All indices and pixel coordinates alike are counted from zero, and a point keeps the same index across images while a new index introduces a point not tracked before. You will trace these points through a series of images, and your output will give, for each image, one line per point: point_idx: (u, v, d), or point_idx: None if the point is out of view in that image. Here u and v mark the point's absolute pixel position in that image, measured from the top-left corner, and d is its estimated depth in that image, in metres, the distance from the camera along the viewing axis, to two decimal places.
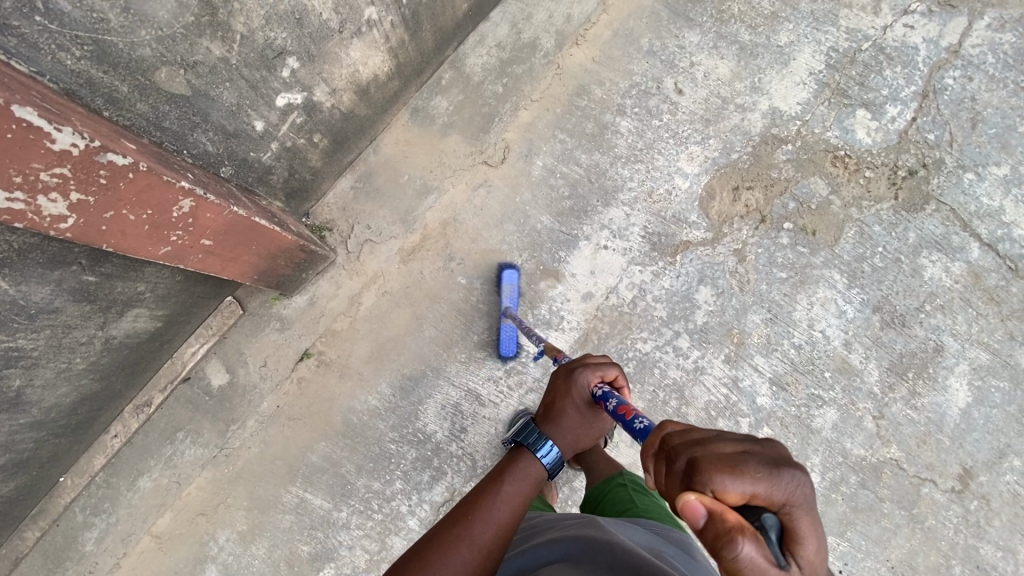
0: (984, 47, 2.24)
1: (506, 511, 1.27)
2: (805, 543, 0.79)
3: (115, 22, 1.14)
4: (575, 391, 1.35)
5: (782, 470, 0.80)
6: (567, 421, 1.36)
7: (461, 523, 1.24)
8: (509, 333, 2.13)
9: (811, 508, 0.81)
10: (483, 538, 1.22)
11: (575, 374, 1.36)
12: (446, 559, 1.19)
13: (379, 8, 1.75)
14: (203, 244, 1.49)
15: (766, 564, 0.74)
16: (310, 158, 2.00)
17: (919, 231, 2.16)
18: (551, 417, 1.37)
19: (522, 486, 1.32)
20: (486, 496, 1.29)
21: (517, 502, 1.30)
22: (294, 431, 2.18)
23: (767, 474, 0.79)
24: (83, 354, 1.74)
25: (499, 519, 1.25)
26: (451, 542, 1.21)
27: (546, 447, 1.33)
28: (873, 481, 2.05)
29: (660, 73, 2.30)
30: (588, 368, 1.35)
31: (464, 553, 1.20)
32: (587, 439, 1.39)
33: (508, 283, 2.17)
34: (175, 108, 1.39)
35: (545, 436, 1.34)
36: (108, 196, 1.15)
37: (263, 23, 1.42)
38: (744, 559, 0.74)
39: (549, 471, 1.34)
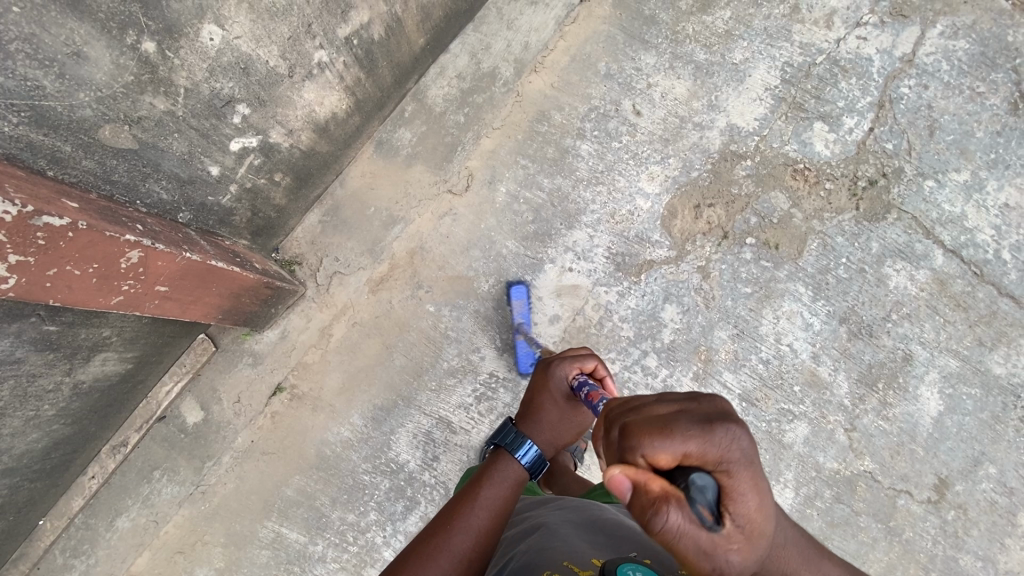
0: (938, 55, 2.26)
1: (483, 518, 1.31)
2: (743, 500, 0.84)
3: (51, 87, 1.19)
4: (553, 384, 1.44)
5: (713, 427, 0.87)
6: (547, 415, 1.44)
7: (442, 531, 1.29)
8: (524, 349, 2.21)
9: (750, 464, 0.86)
10: (462, 546, 1.26)
11: (553, 368, 1.46)
12: (427, 569, 1.23)
13: (329, 51, 1.79)
14: (158, 290, 1.52)
15: (698, 525, 0.81)
16: (274, 197, 2.04)
17: (882, 240, 2.16)
18: (532, 414, 1.46)
19: (500, 490, 1.36)
20: (465, 504, 1.34)
21: (495, 506, 1.34)
22: (269, 465, 2.20)
23: (698, 434, 0.85)
24: (51, 400, 1.77)
25: (477, 526, 1.29)
26: (434, 549, 1.26)
27: (524, 447, 1.39)
28: (847, 495, 2.04)
29: (618, 96, 2.34)
30: (565, 360, 1.44)
31: (445, 560, 1.24)
32: (568, 435, 1.46)
33: (517, 299, 2.23)
34: (123, 161, 1.43)
35: (523, 436, 1.41)
36: (49, 254, 1.18)
37: (207, 75, 1.46)
38: (675, 521, 0.81)
39: (529, 469, 1.39)
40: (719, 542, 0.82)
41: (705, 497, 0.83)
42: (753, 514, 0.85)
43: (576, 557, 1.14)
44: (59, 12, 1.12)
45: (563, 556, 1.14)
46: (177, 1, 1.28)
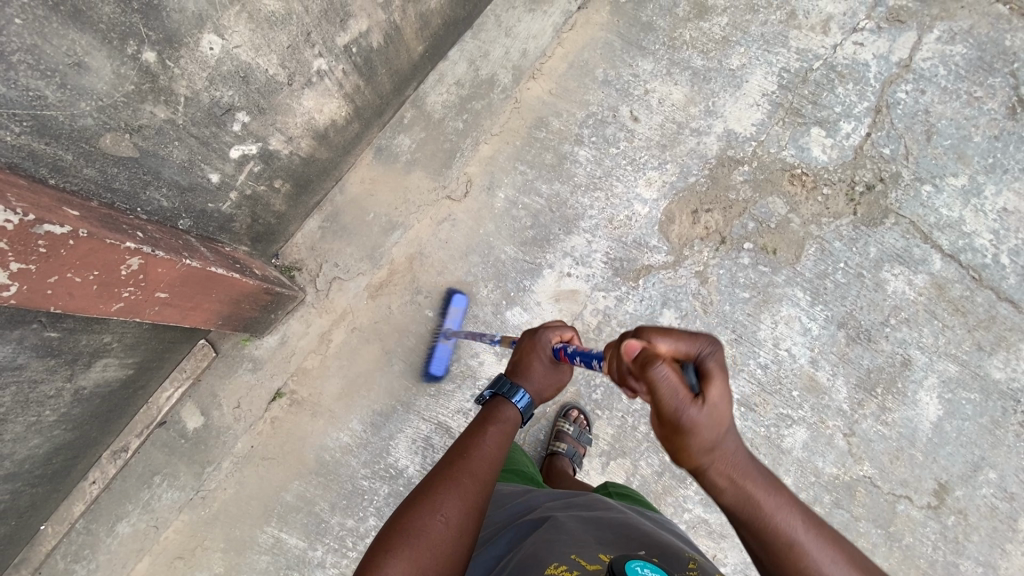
0: (935, 60, 2.27)
1: (497, 448, 1.34)
2: (714, 388, 0.99)
3: (53, 97, 1.20)
4: (540, 345, 1.49)
5: (704, 336, 1.05)
6: (535, 373, 1.46)
7: (457, 461, 1.29)
8: (443, 353, 2.25)
9: (723, 368, 1.03)
10: (481, 470, 1.28)
11: (539, 332, 1.51)
12: (449, 494, 1.23)
13: (328, 59, 1.81)
14: (158, 296, 1.54)
15: (677, 384, 0.96)
16: (273, 204, 2.05)
17: (880, 245, 2.16)
18: (520, 371, 1.47)
19: (505, 426, 1.39)
20: (474, 437, 1.35)
21: (502, 439, 1.37)
22: (269, 470, 2.21)
23: (688, 333, 1.04)
24: (53, 406, 1.78)
25: (491, 454, 1.32)
26: (452, 476, 1.26)
27: (519, 394, 1.41)
28: (847, 500, 2.03)
29: (615, 102, 2.35)
30: (549, 327, 1.50)
31: (466, 484, 1.25)
32: (552, 393, 1.50)
33: (456, 306, 2.26)
34: (124, 169, 1.45)
35: (517, 384, 1.43)
36: (51, 262, 1.19)
37: (207, 84, 1.48)
38: (662, 375, 0.96)
39: (523, 415, 1.42)
40: (691, 405, 0.97)
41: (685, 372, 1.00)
42: (721, 401, 0.99)
43: (584, 551, 1.16)
44: (60, 23, 1.12)
45: (571, 549, 1.16)
46: (178, 12, 1.30)
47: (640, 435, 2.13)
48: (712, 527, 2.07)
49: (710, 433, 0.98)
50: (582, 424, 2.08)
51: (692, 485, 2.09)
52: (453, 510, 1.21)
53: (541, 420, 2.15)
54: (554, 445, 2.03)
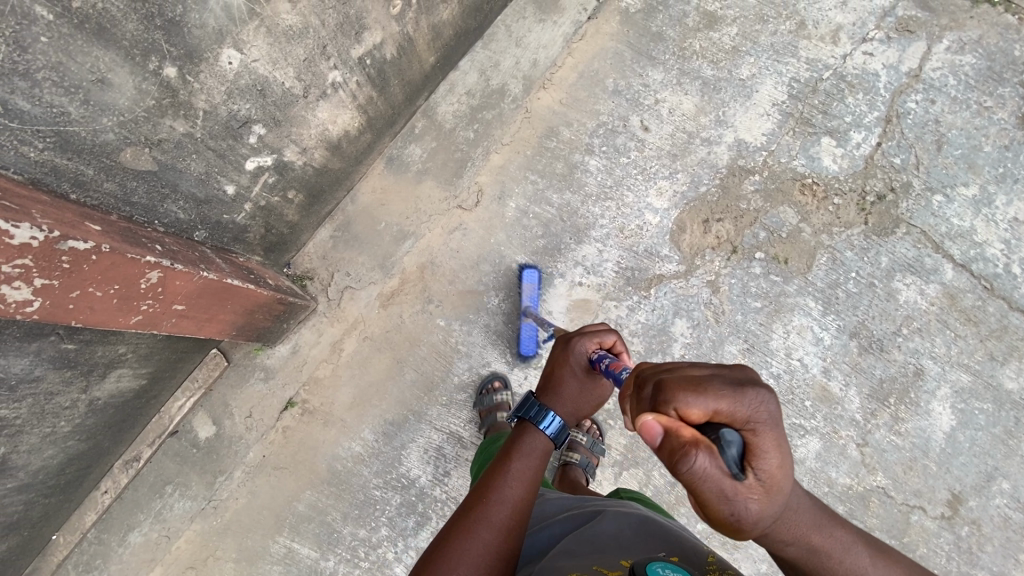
0: (944, 70, 2.28)
1: (518, 487, 1.31)
2: (765, 459, 0.88)
3: (76, 113, 1.20)
4: (574, 359, 1.40)
5: (744, 390, 0.90)
6: (566, 390, 1.40)
7: (477, 506, 1.28)
8: (528, 332, 2.23)
9: (776, 426, 0.89)
10: (500, 517, 1.26)
11: (573, 343, 1.40)
12: (465, 547, 1.21)
13: (343, 71, 1.82)
14: (174, 309, 1.54)
15: (721, 473, 0.85)
16: (286, 214, 2.06)
17: (891, 254, 2.16)
18: (552, 388, 1.41)
19: (530, 461, 1.36)
20: (496, 478, 1.33)
21: (526, 477, 1.33)
22: (280, 480, 2.21)
23: (725, 394, 0.89)
24: (67, 417, 1.79)
25: (512, 498, 1.28)
26: (471, 525, 1.24)
27: (548, 418, 1.36)
28: (860, 511, 2.03)
29: (626, 111, 2.36)
30: (585, 336, 1.39)
31: (486, 535, 1.23)
32: (589, 407, 1.42)
33: (528, 283, 2.23)
34: (143, 182, 1.45)
35: (546, 407, 1.37)
36: (73, 277, 1.19)
37: (225, 98, 1.49)
38: (704, 468, 0.84)
39: (554, 440, 1.37)
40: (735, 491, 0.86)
41: (726, 452, 0.87)
42: (771, 470, 0.88)
43: (603, 561, 1.17)
44: (85, 41, 1.12)
45: (591, 559, 1.18)
46: (199, 27, 1.30)
47: None
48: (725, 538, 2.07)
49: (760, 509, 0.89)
50: (595, 433, 2.10)
51: None
52: (471, 565, 1.19)
53: None
54: (567, 454, 2.04)
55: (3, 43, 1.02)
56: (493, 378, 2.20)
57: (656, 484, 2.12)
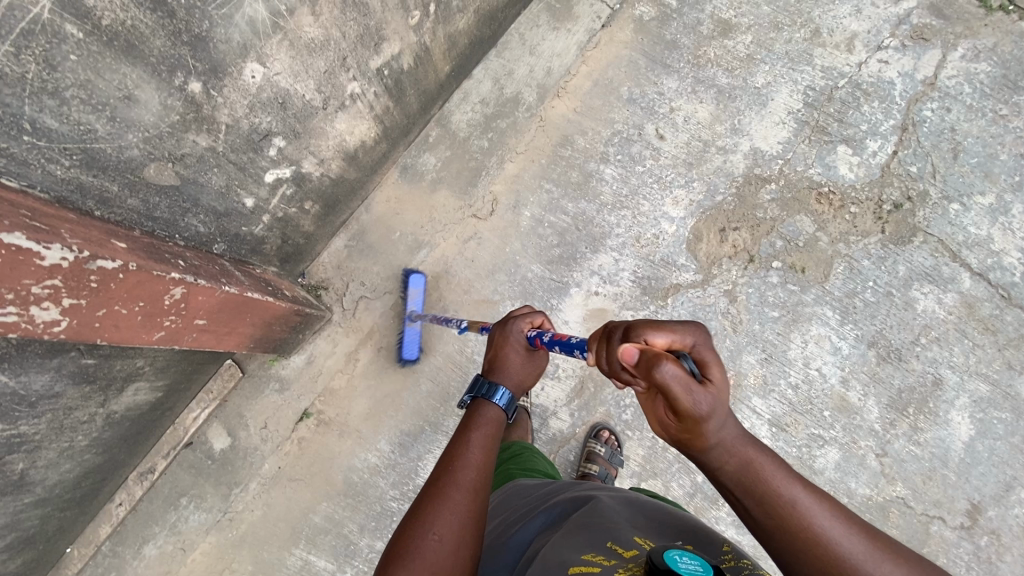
0: (960, 78, 2.27)
1: (479, 451, 1.30)
2: (714, 371, 1.01)
3: (102, 130, 1.18)
4: (512, 338, 1.48)
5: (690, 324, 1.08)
6: (511, 365, 1.46)
7: (442, 474, 1.25)
8: (411, 336, 2.21)
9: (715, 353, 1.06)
10: (466, 479, 1.23)
11: (509, 324, 1.49)
12: (440, 511, 1.17)
13: (361, 82, 1.81)
14: (196, 323, 1.53)
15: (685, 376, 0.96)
16: (303, 225, 2.05)
17: (909, 263, 2.16)
18: (495, 368, 1.46)
19: (488, 428, 1.36)
20: (458, 447, 1.31)
21: (485, 443, 1.32)
22: (296, 491, 2.20)
23: (678, 325, 1.05)
24: (85, 431, 1.77)
25: (475, 460, 1.27)
26: (440, 490, 1.21)
27: (500, 390, 1.39)
28: (880, 521, 2.02)
29: (641, 120, 2.35)
30: (517, 317, 1.49)
31: (457, 498, 1.20)
32: (530, 380, 1.50)
33: (415, 287, 2.23)
34: (165, 198, 1.44)
35: (493, 382, 1.41)
36: (100, 295, 1.18)
37: (247, 111, 1.48)
38: (671, 372, 0.95)
39: (506, 411, 1.40)
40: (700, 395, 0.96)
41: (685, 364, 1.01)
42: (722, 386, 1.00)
43: (619, 538, 1.18)
44: (113, 58, 1.10)
45: (606, 537, 1.17)
46: (224, 42, 1.29)
47: (671, 456, 2.14)
48: (745, 549, 2.06)
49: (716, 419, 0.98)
50: (614, 444, 2.07)
51: (723, 506, 2.09)
52: (446, 526, 1.15)
53: (571, 441, 2.14)
54: (586, 465, 2.02)
55: (34, 63, 1.00)
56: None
57: (674, 494, 2.11)
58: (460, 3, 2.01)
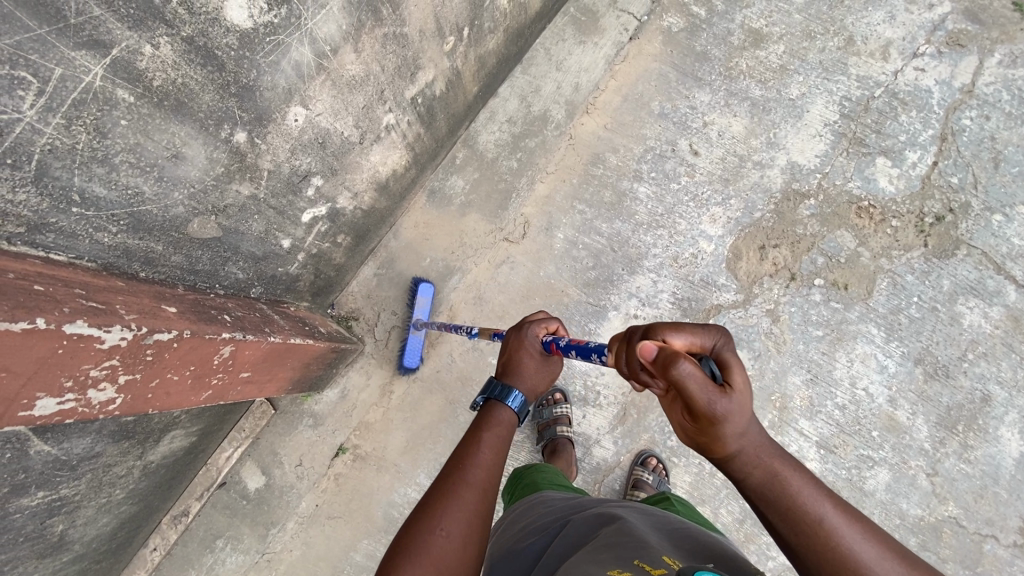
0: (998, 84, 2.22)
1: (491, 453, 1.17)
2: (735, 374, 0.94)
3: (149, 192, 1.11)
4: (528, 343, 1.35)
5: (708, 327, 1.00)
6: (526, 369, 1.32)
7: (454, 471, 1.13)
8: (414, 344, 2.16)
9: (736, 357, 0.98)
10: (476, 480, 1.11)
11: (523, 328, 1.36)
12: (448, 507, 1.06)
13: (396, 113, 1.74)
14: (241, 376, 1.47)
15: (704, 378, 0.89)
16: (335, 257, 1.98)
17: (953, 277, 2.12)
18: (508, 371, 1.31)
19: (501, 429, 1.23)
20: (468, 447, 1.18)
21: (498, 445, 1.20)
22: (335, 529, 2.15)
23: (698, 326, 0.99)
24: (122, 484, 1.71)
25: (486, 460, 1.15)
26: (450, 488, 1.09)
27: (513, 394, 1.25)
28: (933, 542, 2.00)
29: (674, 135, 2.29)
30: (532, 320, 1.37)
31: (468, 501, 1.08)
32: (545, 386, 1.35)
33: (422, 296, 2.16)
34: (207, 250, 1.37)
35: (507, 385, 1.27)
36: (155, 366, 1.12)
37: (289, 155, 1.41)
38: (689, 370, 0.88)
39: (518, 415, 1.27)
40: (720, 395, 0.90)
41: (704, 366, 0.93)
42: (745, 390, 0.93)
43: (646, 555, 1.05)
44: (163, 118, 1.04)
45: (633, 554, 1.05)
46: (270, 89, 1.22)
47: (718, 482, 2.11)
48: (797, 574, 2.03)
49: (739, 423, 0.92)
50: (661, 472, 2.04)
51: None
52: (454, 524, 1.05)
53: (616, 469, 2.10)
54: (633, 491, 1.98)
55: (85, 132, 0.93)
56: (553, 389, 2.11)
57: (723, 520, 2.08)
58: (492, 24, 1.94)
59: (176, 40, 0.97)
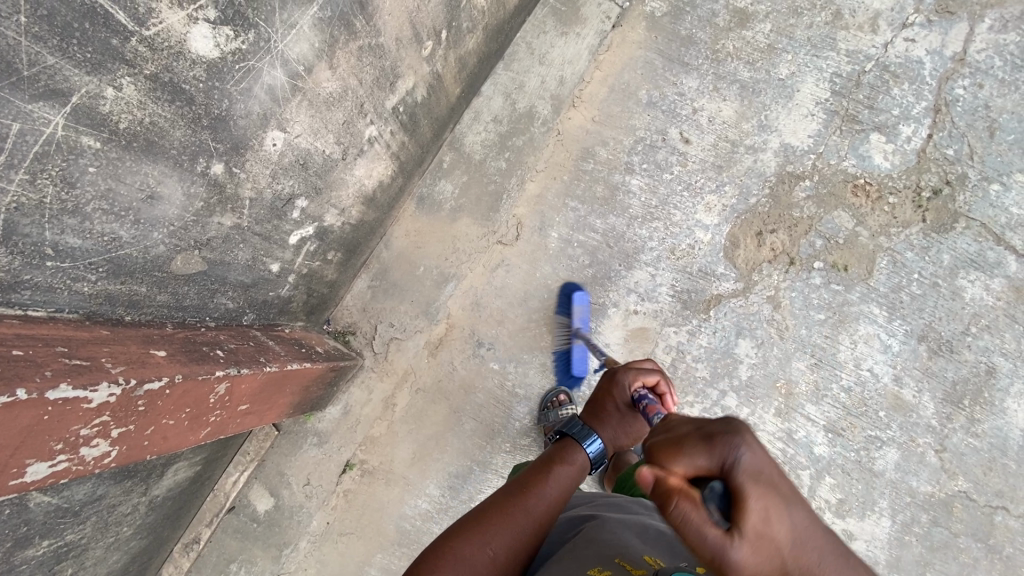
0: (990, 50, 2.17)
1: (558, 490, 1.19)
2: (752, 504, 0.79)
3: (127, 235, 1.07)
4: (619, 391, 1.33)
5: (720, 436, 0.83)
6: (611, 418, 1.31)
7: (517, 496, 1.16)
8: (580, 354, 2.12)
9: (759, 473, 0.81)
10: (538, 513, 1.14)
11: (617, 375, 1.35)
12: (504, 527, 1.11)
13: (378, 124, 1.69)
14: (240, 409, 1.44)
15: (704, 523, 0.77)
16: (327, 274, 1.94)
17: (953, 251, 2.10)
18: (594, 414, 1.33)
19: (572, 471, 1.24)
20: (538, 474, 1.21)
21: (566, 485, 1.22)
22: (349, 545, 2.14)
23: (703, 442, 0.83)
24: (129, 521, 1.68)
25: (551, 497, 1.17)
26: (509, 512, 1.13)
27: (592, 437, 1.27)
28: (944, 517, 2.01)
29: (664, 124, 2.24)
30: (629, 368, 1.34)
31: (521, 525, 1.12)
32: (629, 443, 1.33)
33: (579, 304, 2.13)
34: (193, 285, 1.33)
35: (589, 427, 1.29)
36: (149, 415, 1.09)
37: (270, 180, 1.36)
38: (680, 514, 0.77)
39: (593, 462, 1.27)
40: (727, 543, 0.76)
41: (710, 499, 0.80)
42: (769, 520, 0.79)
43: (628, 554, 1.04)
44: (133, 160, 0.99)
45: (614, 552, 1.05)
46: (244, 116, 1.17)
47: None
48: None
49: (767, 568, 0.78)
50: None
51: None
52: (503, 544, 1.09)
53: None
54: None
55: (51, 184, 0.89)
56: (557, 390, 2.14)
57: None
58: (470, 23, 1.88)
59: (139, 79, 0.92)
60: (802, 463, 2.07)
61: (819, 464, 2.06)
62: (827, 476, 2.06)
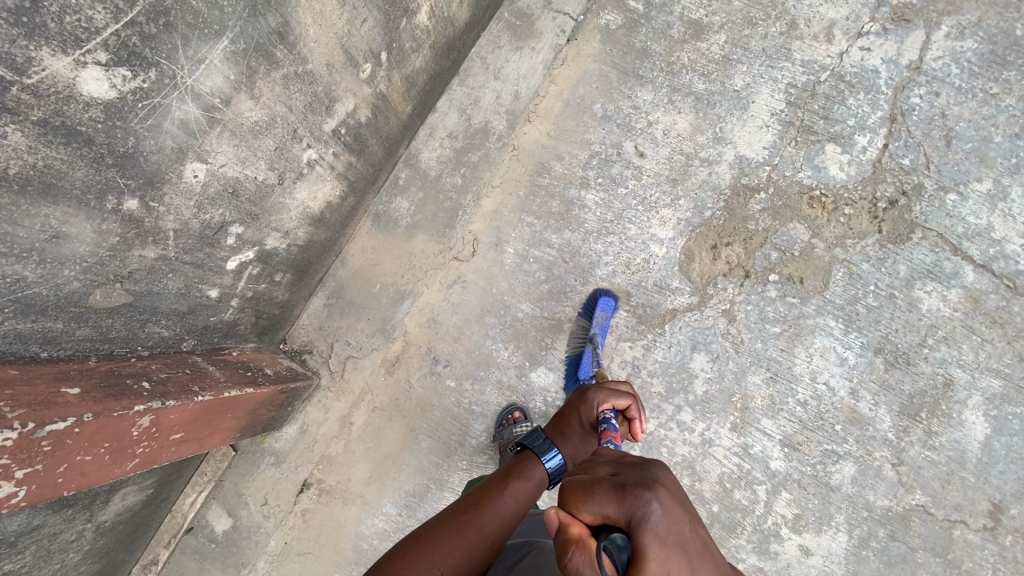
0: (946, 58, 2.14)
1: (511, 505, 1.14)
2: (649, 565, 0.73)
3: (33, 275, 1.08)
4: (586, 409, 1.31)
5: (628, 491, 0.80)
6: (574, 438, 1.28)
7: (469, 512, 1.12)
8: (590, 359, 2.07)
9: (660, 535, 0.76)
10: (490, 529, 1.10)
11: (588, 394, 1.33)
12: (452, 542, 1.07)
13: (318, 148, 1.68)
14: (174, 438, 1.45)
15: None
16: (276, 295, 1.94)
17: (910, 262, 2.08)
18: (558, 429, 1.30)
19: (527, 486, 1.18)
20: (494, 489, 1.16)
21: (523, 498, 1.17)
22: (306, 565, 2.14)
23: (613, 492, 0.80)
24: (76, 547, 1.69)
25: (505, 513, 1.12)
26: (457, 530, 1.09)
27: (552, 452, 1.22)
28: (902, 532, 2.00)
29: (618, 138, 2.23)
30: (601, 390, 1.32)
31: (470, 543, 1.08)
32: None
33: (603, 310, 2.10)
34: (119, 316, 1.33)
35: (550, 442, 1.25)
36: (59, 454, 1.10)
37: (196, 210, 1.36)
38: (579, 564, 0.75)
39: (551, 478, 1.22)
40: None
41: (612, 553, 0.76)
42: None
43: None
44: (30, 203, 1.00)
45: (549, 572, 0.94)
46: (156, 152, 1.17)
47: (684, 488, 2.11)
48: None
49: None
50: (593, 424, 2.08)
51: (743, 534, 2.05)
52: (452, 566, 1.06)
53: None
54: None
55: None
56: (512, 408, 2.12)
57: None
58: (413, 43, 1.88)
59: (25, 126, 0.93)
60: (758, 478, 2.06)
61: (775, 479, 2.05)
62: (783, 491, 2.05)
